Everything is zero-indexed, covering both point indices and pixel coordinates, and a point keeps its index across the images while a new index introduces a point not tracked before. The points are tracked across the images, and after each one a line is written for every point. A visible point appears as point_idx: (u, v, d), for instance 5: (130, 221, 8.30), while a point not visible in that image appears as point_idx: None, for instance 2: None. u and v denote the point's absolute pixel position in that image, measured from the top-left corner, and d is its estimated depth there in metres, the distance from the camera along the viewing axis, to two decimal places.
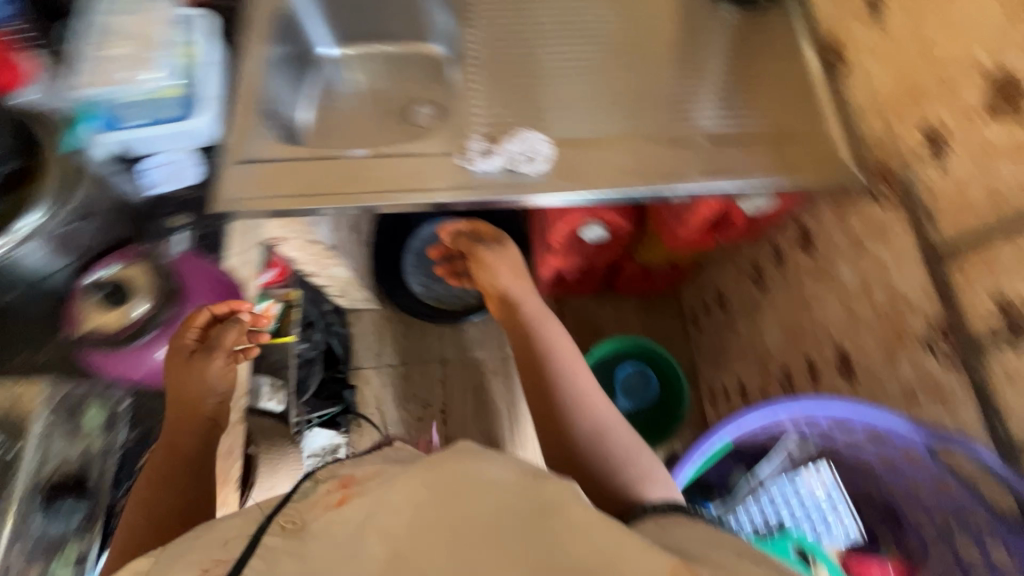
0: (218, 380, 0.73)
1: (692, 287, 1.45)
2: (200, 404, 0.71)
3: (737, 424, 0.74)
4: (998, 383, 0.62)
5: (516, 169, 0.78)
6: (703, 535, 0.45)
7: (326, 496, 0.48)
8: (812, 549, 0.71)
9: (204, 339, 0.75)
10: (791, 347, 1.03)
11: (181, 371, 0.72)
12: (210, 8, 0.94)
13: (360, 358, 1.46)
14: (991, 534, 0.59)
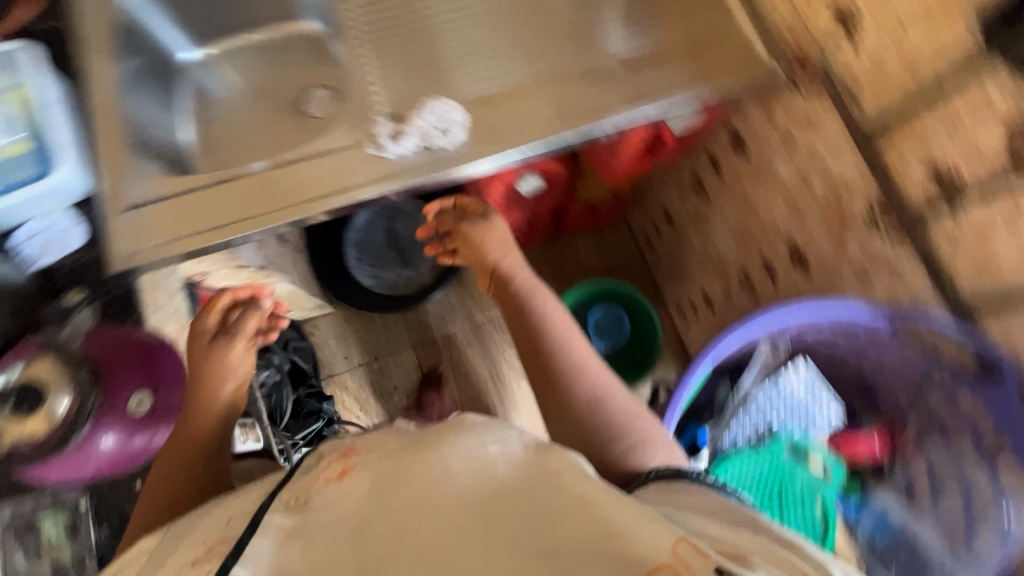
0: (237, 364, 0.73)
1: (638, 211, 1.44)
2: (218, 386, 0.71)
3: (713, 353, 0.74)
4: (942, 247, 0.64)
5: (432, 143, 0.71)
6: (704, 501, 0.45)
7: (328, 468, 0.50)
8: (806, 445, 0.74)
9: (221, 326, 0.75)
10: (744, 251, 1.04)
11: (204, 354, 0.73)
12: (27, 34, 0.79)
13: (329, 366, 1.41)
14: (958, 387, 0.66)
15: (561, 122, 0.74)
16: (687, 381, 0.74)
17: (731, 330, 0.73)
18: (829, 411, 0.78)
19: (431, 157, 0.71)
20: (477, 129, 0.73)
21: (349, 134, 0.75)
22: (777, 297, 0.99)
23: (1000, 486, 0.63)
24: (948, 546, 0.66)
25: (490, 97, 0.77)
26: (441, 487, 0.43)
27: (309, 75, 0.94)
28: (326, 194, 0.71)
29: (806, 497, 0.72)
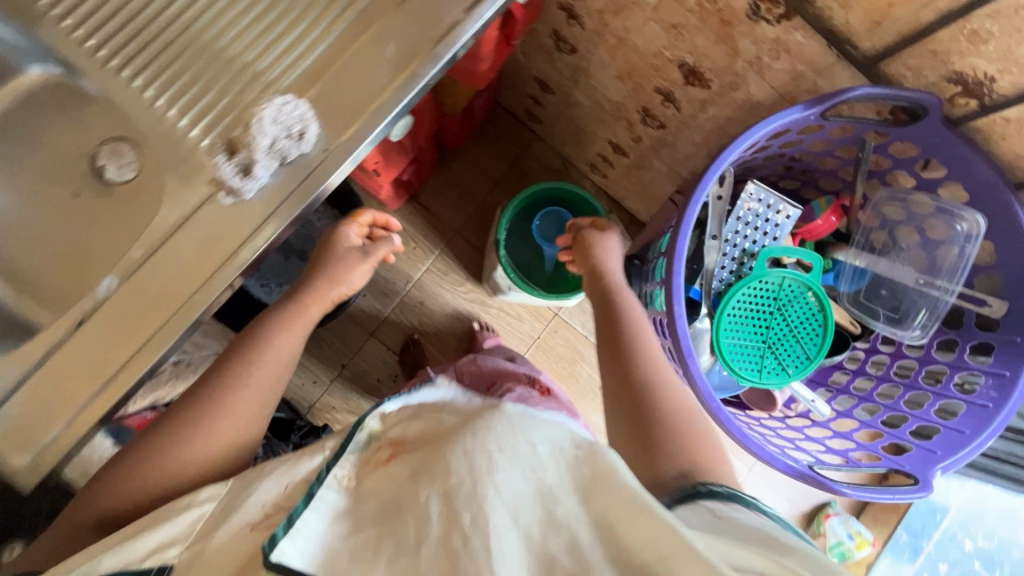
0: (355, 280, 0.90)
1: (511, 87, 1.35)
2: (335, 288, 0.88)
3: (682, 224, 0.68)
4: (833, 13, 0.61)
5: (291, 154, 0.58)
6: (752, 537, 0.44)
7: (377, 453, 0.59)
8: (783, 253, 0.73)
9: (357, 236, 0.94)
10: (635, 88, 1.01)
11: (340, 259, 0.90)
12: None
13: (308, 397, 1.43)
14: (889, 138, 0.70)
15: (410, 61, 0.61)
16: (676, 264, 0.68)
17: (690, 199, 0.66)
18: (790, 217, 0.73)
19: (299, 171, 0.58)
20: (324, 113, 0.59)
21: (185, 193, 0.60)
22: (686, 118, 0.98)
23: (950, 212, 0.70)
24: (919, 278, 0.74)
25: (312, 65, 0.61)
26: (482, 489, 0.45)
27: (83, 135, 0.73)
28: (212, 271, 0.57)
29: (797, 297, 0.73)
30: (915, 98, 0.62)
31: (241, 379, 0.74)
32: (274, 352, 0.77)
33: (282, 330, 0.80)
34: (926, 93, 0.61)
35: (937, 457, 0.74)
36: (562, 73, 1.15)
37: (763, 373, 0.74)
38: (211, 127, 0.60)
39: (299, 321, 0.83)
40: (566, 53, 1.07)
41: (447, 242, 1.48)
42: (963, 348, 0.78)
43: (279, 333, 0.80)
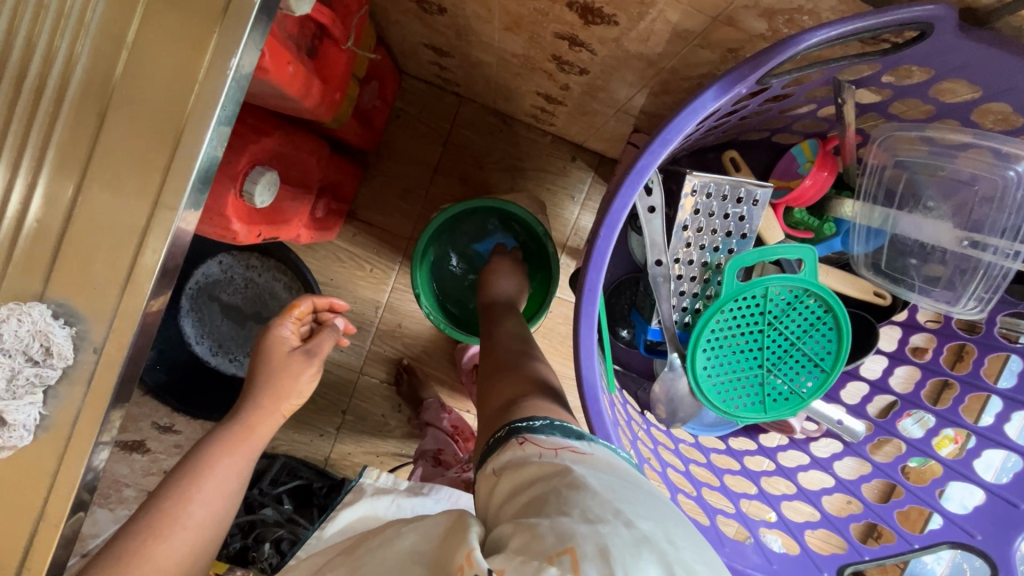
0: (303, 387, 0.72)
1: (406, 57, 1.10)
2: (285, 401, 0.70)
3: (590, 287, 0.48)
4: None
5: (43, 376, 0.43)
6: (519, 488, 0.46)
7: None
8: (760, 258, 0.52)
9: (294, 334, 0.76)
10: (532, 36, 0.75)
11: (284, 363, 0.72)
12: None
13: (320, 452, 1.36)
14: (878, 68, 0.46)
15: (152, 183, 0.44)
16: (592, 344, 0.49)
17: (592, 254, 0.47)
18: (758, 200, 0.51)
19: (76, 388, 0.44)
20: (81, 303, 0.44)
21: None
22: (607, 59, 0.73)
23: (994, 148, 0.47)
24: (961, 238, 0.52)
25: (38, 223, 0.45)
26: None
27: None
28: (24, 545, 0.45)
29: (793, 305, 0.54)
30: (900, 18, 0.37)
31: (141, 550, 0.55)
32: (187, 508, 0.58)
33: (205, 466, 0.61)
34: (931, 3, 0.37)
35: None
36: (446, 35, 0.89)
37: (769, 407, 0.57)
38: None
39: (247, 443, 0.66)
40: (437, 13, 0.81)
41: (404, 253, 1.30)
42: None
43: (194, 484, 0.59)
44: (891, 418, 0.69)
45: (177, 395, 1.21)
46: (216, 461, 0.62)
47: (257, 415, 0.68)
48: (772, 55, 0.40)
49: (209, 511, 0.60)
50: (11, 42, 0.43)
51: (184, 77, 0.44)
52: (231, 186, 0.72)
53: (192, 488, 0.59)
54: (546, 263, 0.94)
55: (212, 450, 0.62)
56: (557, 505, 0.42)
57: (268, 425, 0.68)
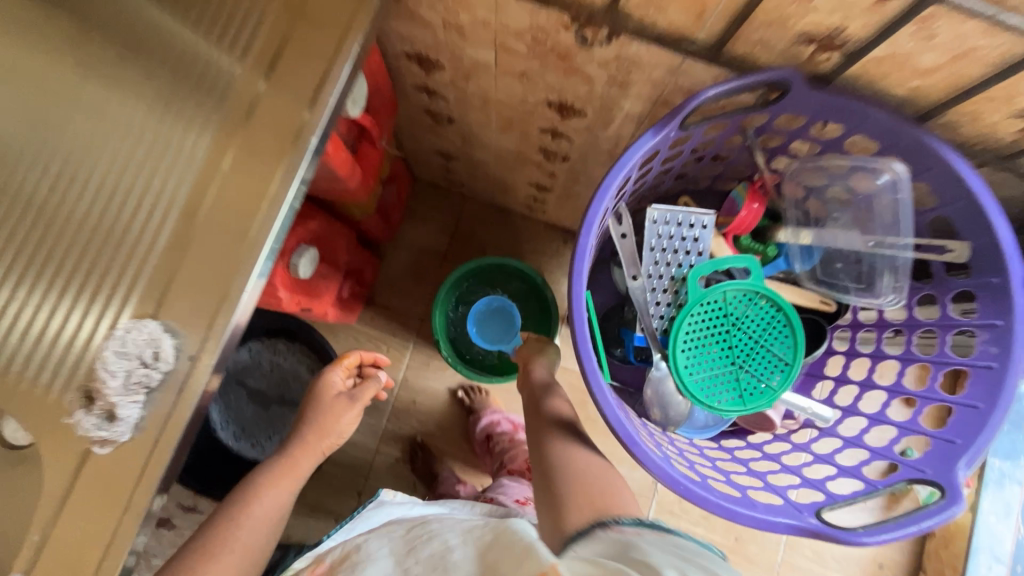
0: (343, 428, 0.82)
1: (419, 165, 1.32)
2: (324, 440, 0.80)
3: (577, 275, 0.61)
4: (656, 20, 0.55)
5: (143, 377, 0.54)
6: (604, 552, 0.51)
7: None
8: (714, 268, 0.65)
9: (343, 380, 0.86)
10: (521, 133, 0.96)
11: (324, 408, 0.82)
12: None
13: None
14: (770, 118, 0.63)
15: (242, 225, 0.59)
16: (586, 334, 0.59)
17: (576, 252, 0.60)
18: (706, 225, 0.66)
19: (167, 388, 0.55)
20: (176, 321, 0.56)
21: (55, 461, 0.54)
22: (583, 145, 0.92)
23: (867, 167, 0.63)
24: (867, 240, 0.66)
25: (152, 262, 0.57)
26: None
27: None
28: (110, 534, 0.52)
29: (748, 303, 0.66)
30: (765, 77, 0.55)
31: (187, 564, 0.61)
32: None
33: (254, 498, 0.70)
34: (782, 67, 0.55)
35: (961, 448, 0.61)
36: (453, 142, 1.11)
37: (747, 399, 0.66)
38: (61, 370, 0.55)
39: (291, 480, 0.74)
40: (445, 123, 1.03)
41: (418, 332, 1.42)
42: (945, 302, 0.67)
43: (242, 515, 0.68)
44: (855, 404, 0.74)
45: (204, 482, 1.25)
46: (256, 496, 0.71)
47: (301, 450, 0.78)
48: (685, 107, 0.58)
49: (253, 536, 0.68)
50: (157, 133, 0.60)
51: (273, 150, 0.60)
52: (281, 258, 0.87)
53: (243, 515, 0.69)
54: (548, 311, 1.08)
55: (258, 482, 0.72)
56: (640, 551, 0.47)
57: (309, 462, 0.77)
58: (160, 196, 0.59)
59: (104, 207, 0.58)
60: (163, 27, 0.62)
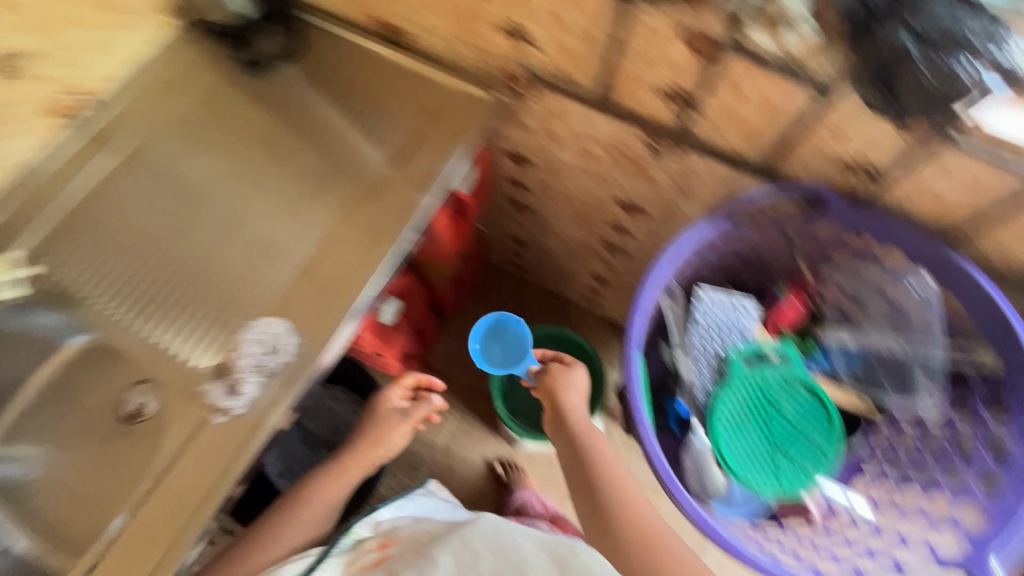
0: (395, 442, 0.87)
1: (492, 250, 1.49)
2: (375, 450, 0.86)
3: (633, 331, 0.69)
4: (714, 138, 0.70)
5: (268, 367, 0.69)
6: None
7: (366, 556, 0.74)
8: (753, 350, 0.77)
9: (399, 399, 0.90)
10: (591, 227, 1.10)
11: (379, 422, 0.88)
12: None
13: None
14: (815, 227, 0.74)
15: (368, 257, 0.76)
16: (636, 377, 0.67)
17: (636, 306, 0.69)
18: (744, 304, 0.78)
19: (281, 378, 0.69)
20: (301, 329, 0.72)
21: (186, 418, 0.70)
22: (644, 242, 1.05)
23: (897, 273, 0.73)
24: (901, 338, 0.75)
25: (294, 280, 0.75)
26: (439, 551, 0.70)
27: (112, 384, 0.79)
28: (208, 486, 0.66)
29: (787, 387, 0.75)
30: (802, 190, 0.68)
31: None
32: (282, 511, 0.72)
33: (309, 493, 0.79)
34: (816, 182, 0.68)
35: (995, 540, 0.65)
36: (528, 229, 1.28)
37: (783, 481, 0.73)
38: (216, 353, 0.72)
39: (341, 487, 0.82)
40: (525, 213, 1.20)
41: (465, 400, 1.50)
42: (977, 404, 0.74)
43: (297, 504, 0.80)
44: (922, 508, 0.75)
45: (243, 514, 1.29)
46: (312, 493, 0.81)
47: (354, 457, 0.85)
48: (734, 206, 0.72)
49: (305, 526, 0.79)
50: (319, 189, 0.80)
51: (404, 206, 0.78)
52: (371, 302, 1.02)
53: (300, 507, 0.80)
54: (596, 383, 1.14)
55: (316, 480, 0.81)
56: None
57: (358, 471, 0.84)
58: (314, 231, 0.78)
59: (275, 238, 0.78)
60: (338, 114, 0.84)
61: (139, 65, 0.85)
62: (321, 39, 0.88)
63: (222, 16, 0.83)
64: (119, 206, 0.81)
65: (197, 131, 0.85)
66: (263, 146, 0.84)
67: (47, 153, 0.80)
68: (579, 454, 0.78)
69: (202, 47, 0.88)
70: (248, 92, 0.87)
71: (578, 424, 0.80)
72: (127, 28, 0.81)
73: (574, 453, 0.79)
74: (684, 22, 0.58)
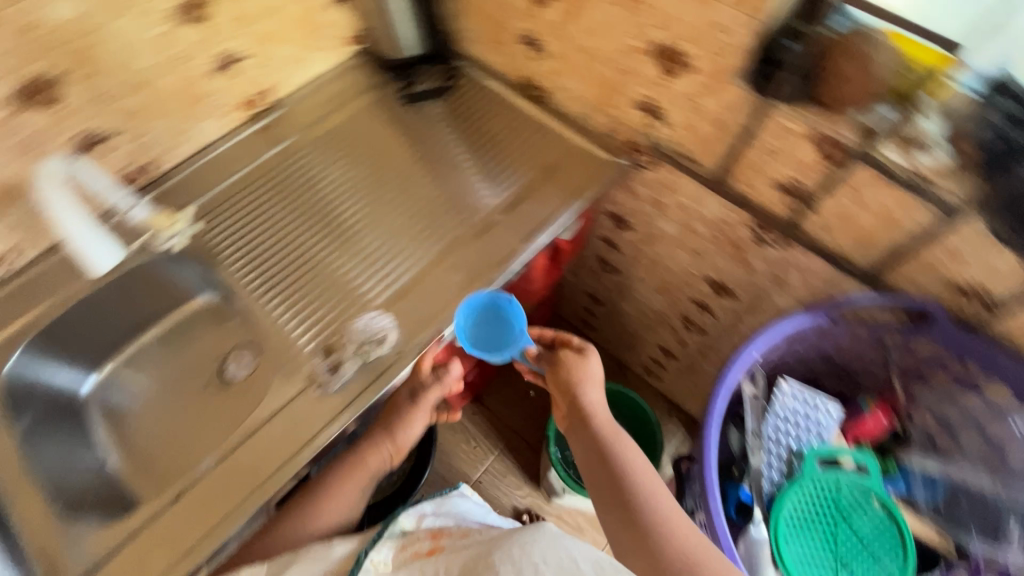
0: (412, 430, 0.81)
1: (565, 302, 1.54)
2: (392, 439, 0.81)
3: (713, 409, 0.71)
4: (825, 236, 0.72)
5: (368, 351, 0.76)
6: None
7: (419, 544, 0.68)
8: (829, 453, 0.75)
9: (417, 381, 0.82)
10: (673, 299, 1.13)
11: (398, 406, 0.82)
12: None
13: None
14: (913, 340, 0.74)
15: (474, 279, 0.82)
16: (713, 459, 0.69)
17: (720, 384, 0.71)
18: (830, 409, 0.78)
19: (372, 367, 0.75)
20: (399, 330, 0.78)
21: (282, 389, 0.76)
22: (724, 323, 1.06)
23: (1000, 411, 0.71)
24: (997, 481, 0.71)
25: (404, 284, 0.82)
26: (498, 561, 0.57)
27: (221, 340, 0.92)
28: (292, 452, 0.71)
29: (863, 504, 0.73)
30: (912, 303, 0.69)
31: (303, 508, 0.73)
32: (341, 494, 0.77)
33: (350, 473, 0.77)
34: (925, 298, 0.68)
35: None
36: (607, 289, 1.32)
37: None
38: (322, 334, 0.79)
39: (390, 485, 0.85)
40: (609, 272, 1.25)
41: (506, 441, 1.51)
42: None
43: (330, 491, 0.77)
44: None
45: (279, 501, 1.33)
46: (343, 480, 0.78)
47: (372, 444, 0.81)
48: (839, 304, 0.72)
49: (341, 506, 0.77)
50: (441, 210, 0.88)
51: (515, 239, 0.85)
52: None
53: (331, 493, 0.77)
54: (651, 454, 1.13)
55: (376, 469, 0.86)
56: None
57: (378, 465, 0.80)
58: (430, 245, 0.85)
59: (393, 244, 0.86)
60: (471, 149, 0.94)
61: (318, 82, 1.01)
62: (469, 85, 0.99)
63: (397, 54, 0.97)
64: (268, 189, 0.92)
65: (348, 142, 0.96)
66: (397, 167, 0.93)
67: (226, 138, 0.95)
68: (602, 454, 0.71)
69: (372, 76, 1.02)
70: (397, 117, 0.99)
71: (601, 421, 0.74)
72: (320, 53, 0.97)
73: (595, 452, 0.72)
74: (819, 130, 0.62)
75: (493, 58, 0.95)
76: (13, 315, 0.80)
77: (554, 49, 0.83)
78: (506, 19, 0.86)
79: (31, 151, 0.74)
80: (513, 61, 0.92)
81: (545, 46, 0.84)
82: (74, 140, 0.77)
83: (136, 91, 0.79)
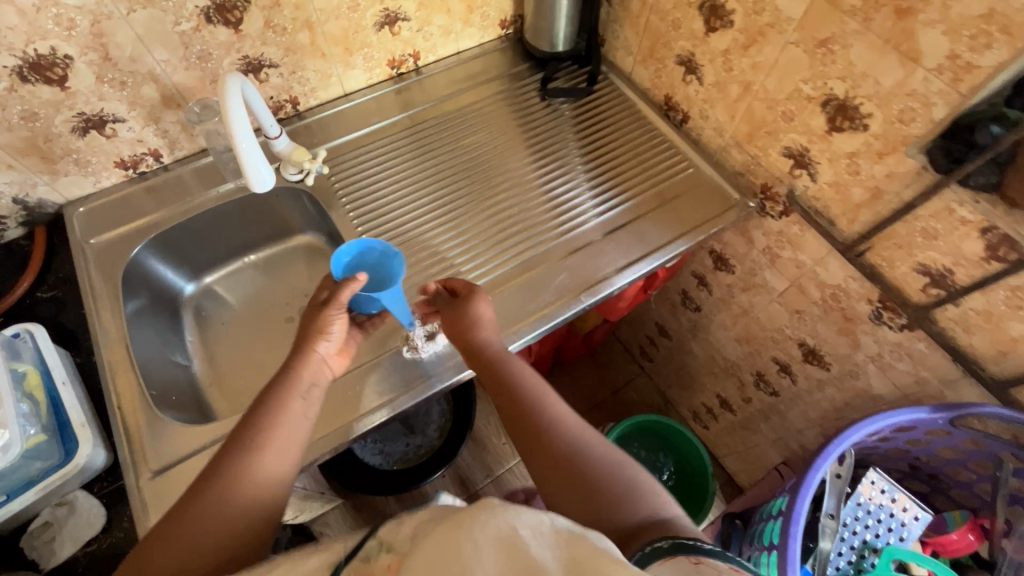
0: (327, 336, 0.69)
1: (629, 326, 1.51)
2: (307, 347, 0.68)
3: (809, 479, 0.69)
4: (958, 334, 0.68)
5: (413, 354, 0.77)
6: None
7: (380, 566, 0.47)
8: (914, 558, 0.71)
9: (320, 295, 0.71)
10: (752, 352, 1.09)
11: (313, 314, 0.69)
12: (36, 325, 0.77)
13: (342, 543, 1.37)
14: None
15: (574, 285, 0.81)
16: (798, 530, 0.67)
17: (823, 452, 0.69)
18: (919, 518, 0.74)
19: (413, 371, 0.76)
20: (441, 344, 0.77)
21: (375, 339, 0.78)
22: (802, 391, 1.02)
23: None
24: None
25: (503, 275, 0.81)
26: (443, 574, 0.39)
27: (310, 280, 0.96)
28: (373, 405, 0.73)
29: None
30: None
31: None
32: None
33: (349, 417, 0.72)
34: None
35: None
36: (680, 325, 1.28)
37: None
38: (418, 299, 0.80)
39: None
40: (689, 309, 1.22)
41: None
42: None
43: (272, 423, 0.61)
44: None
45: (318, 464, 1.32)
46: (288, 401, 0.63)
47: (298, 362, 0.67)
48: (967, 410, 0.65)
49: (292, 442, 0.61)
50: (550, 211, 0.87)
51: (621, 257, 0.83)
52: None
53: (272, 426, 0.61)
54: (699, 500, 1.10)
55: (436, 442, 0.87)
56: None
57: (313, 375, 0.67)
58: (534, 243, 0.84)
59: (497, 232, 0.85)
60: (595, 157, 0.92)
61: (462, 57, 1.02)
62: (608, 93, 0.99)
63: (545, 48, 0.97)
64: (392, 149, 0.94)
65: (477, 121, 0.97)
66: (517, 157, 0.93)
67: (366, 91, 0.97)
68: (522, 413, 0.65)
69: (515, 63, 1.03)
70: (528, 108, 0.99)
71: (495, 350, 0.70)
72: (473, 30, 0.99)
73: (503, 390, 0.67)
74: (994, 224, 0.58)
75: (642, 71, 0.94)
76: (142, 212, 0.85)
77: (711, 76, 0.82)
78: (669, 37, 0.85)
79: (201, 64, 0.78)
80: (662, 78, 0.91)
81: (703, 71, 0.83)
82: (239, 62, 0.81)
83: (305, 29, 0.82)
